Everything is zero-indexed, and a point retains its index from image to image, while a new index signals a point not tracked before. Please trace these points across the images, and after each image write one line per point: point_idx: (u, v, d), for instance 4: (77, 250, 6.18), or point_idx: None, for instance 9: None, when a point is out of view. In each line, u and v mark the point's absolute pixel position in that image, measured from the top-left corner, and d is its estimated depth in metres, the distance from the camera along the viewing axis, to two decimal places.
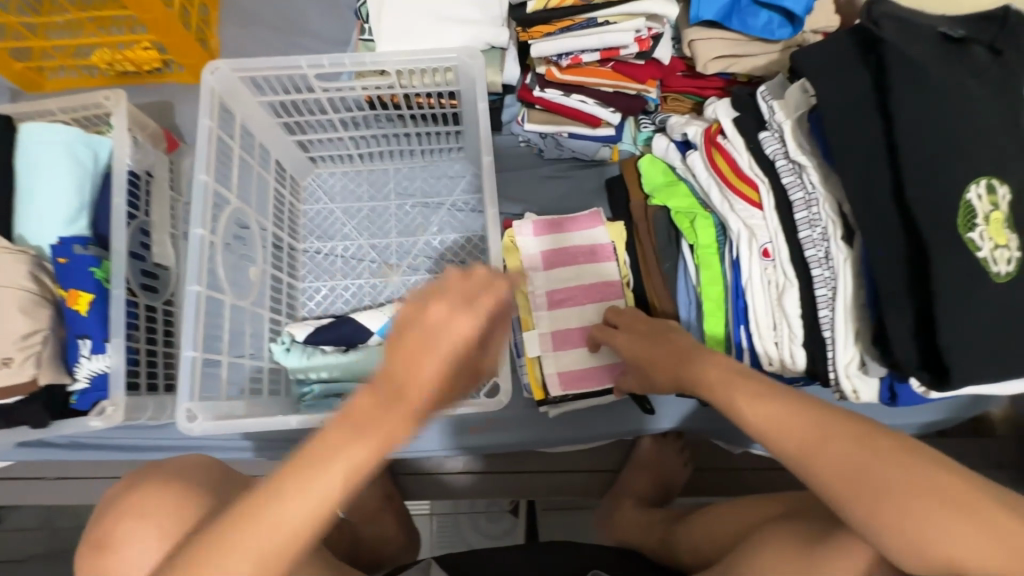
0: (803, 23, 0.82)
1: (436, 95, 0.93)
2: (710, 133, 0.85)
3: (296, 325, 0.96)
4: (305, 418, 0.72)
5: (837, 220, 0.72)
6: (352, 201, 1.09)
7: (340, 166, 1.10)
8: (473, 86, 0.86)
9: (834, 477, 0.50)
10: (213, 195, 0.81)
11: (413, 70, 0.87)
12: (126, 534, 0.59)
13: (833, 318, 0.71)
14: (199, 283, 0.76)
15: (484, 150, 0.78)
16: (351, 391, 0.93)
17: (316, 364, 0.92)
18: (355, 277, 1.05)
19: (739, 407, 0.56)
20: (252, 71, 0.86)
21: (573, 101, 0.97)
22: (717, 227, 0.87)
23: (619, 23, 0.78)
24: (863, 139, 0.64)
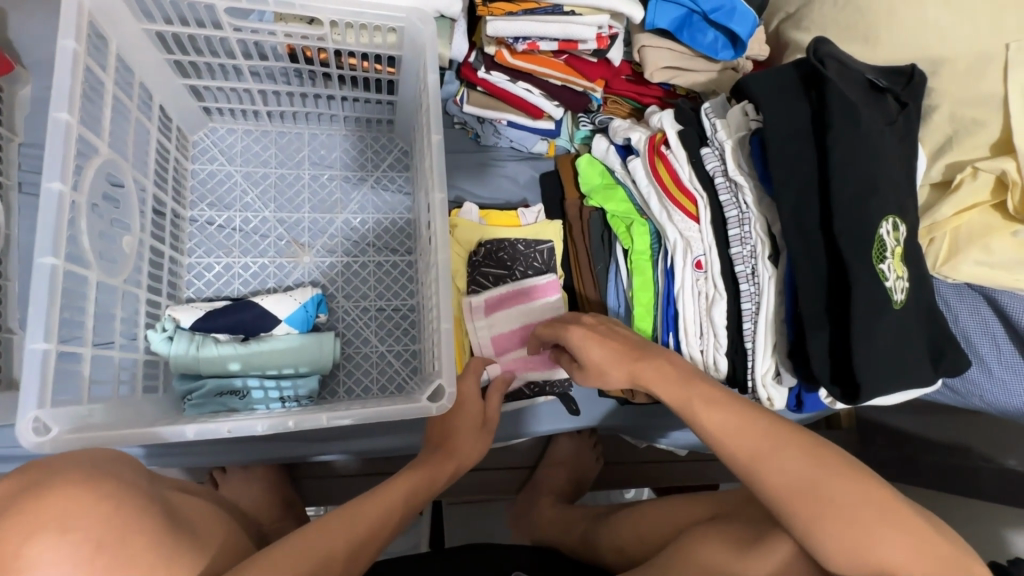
0: (744, 48, 0.86)
1: (374, 59, 0.82)
2: (654, 142, 0.86)
3: (182, 309, 0.80)
4: (206, 427, 0.62)
5: (767, 240, 0.76)
6: (256, 165, 0.94)
7: (241, 123, 0.93)
8: (418, 55, 0.78)
9: (785, 485, 0.54)
10: (77, 140, 0.63)
11: (348, 24, 0.76)
12: (36, 557, 0.44)
13: (756, 331, 0.77)
14: (55, 254, 0.59)
15: (433, 126, 0.71)
16: (251, 388, 0.79)
17: (206, 357, 0.78)
18: (256, 254, 0.90)
19: (698, 413, 0.61)
20: None
21: (518, 88, 0.92)
22: (653, 234, 0.88)
23: (584, 16, 0.74)
24: (801, 169, 0.68)
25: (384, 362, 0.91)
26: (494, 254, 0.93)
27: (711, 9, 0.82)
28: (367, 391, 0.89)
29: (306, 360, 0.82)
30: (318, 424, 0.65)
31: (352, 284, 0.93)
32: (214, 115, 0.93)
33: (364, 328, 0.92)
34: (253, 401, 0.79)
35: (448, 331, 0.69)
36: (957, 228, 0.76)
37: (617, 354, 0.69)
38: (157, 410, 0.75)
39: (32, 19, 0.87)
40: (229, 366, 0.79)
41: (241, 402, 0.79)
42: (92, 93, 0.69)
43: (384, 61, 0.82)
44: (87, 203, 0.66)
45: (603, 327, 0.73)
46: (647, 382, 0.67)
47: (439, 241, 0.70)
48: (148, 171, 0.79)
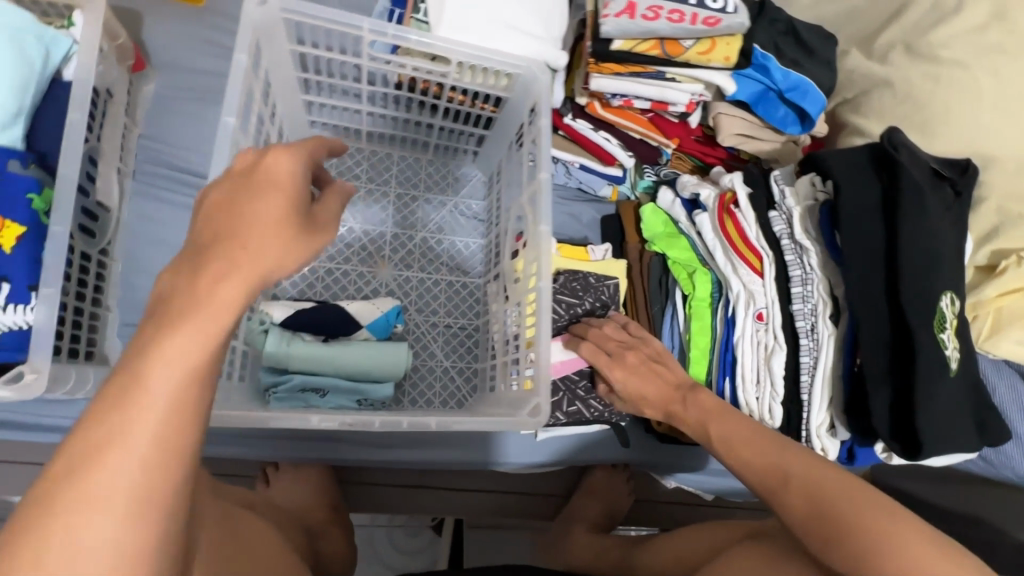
0: (812, 124, 0.95)
1: (480, 97, 0.89)
2: (723, 200, 0.94)
3: (276, 304, 0.84)
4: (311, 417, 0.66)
5: (828, 300, 0.83)
6: (348, 178, 0.99)
7: (341, 139, 0.99)
8: (527, 99, 0.83)
9: (799, 515, 0.58)
10: (234, 144, 0.68)
11: (471, 66, 0.83)
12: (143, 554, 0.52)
13: (813, 384, 0.82)
14: None
15: (542, 166, 0.76)
16: (332, 388, 0.83)
17: (297, 353, 0.81)
18: (340, 260, 0.95)
19: (717, 443, 0.72)
20: (304, 18, 0.74)
21: (599, 136, 1.01)
22: (715, 283, 0.95)
23: (683, 83, 0.82)
24: (872, 241, 0.75)
25: (450, 376, 0.95)
26: (568, 283, 0.94)
27: (787, 88, 0.91)
28: (430, 403, 0.93)
29: (384, 366, 0.85)
30: (426, 427, 0.71)
31: (424, 299, 0.98)
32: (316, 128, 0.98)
33: (431, 342, 0.96)
34: (332, 400, 0.83)
35: (544, 353, 0.71)
36: (999, 308, 0.84)
37: (661, 391, 0.82)
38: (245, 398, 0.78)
39: (166, 24, 0.95)
40: (315, 365, 0.82)
41: (322, 399, 0.82)
42: (246, 102, 0.74)
43: (490, 100, 0.89)
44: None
45: (645, 364, 0.84)
46: (681, 420, 0.80)
47: (540, 270, 0.73)
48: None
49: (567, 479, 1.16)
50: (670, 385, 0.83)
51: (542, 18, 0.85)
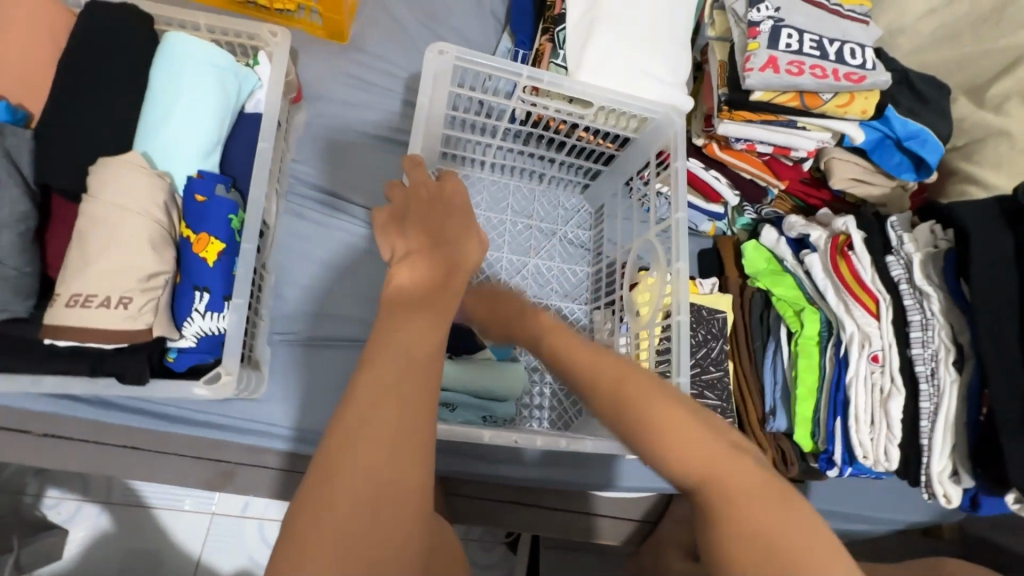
0: (927, 171, 0.97)
1: (607, 137, 0.94)
2: (837, 242, 0.96)
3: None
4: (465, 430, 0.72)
5: (951, 347, 0.83)
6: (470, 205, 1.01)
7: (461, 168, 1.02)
8: (660, 143, 0.88)
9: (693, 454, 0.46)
10: None
11: (608, 111, 0.89)
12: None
13: (933, 430, 0.83)
14: None
15: (680, 206, 0.81)
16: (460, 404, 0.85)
17: None
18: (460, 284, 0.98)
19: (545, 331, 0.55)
20: (474, 65, 0.81)
21: (709, 175, 1.06)
22: (823, 322, 0.97)
23: (811, 132, 0.86)
24: (1003, 291, 0.77)
25: (561, 401, 0.97)
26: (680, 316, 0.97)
27: (905, 136, 0.94)
28: (540, 424, 0.95)
29: (508, 386, 0.87)
30: (558, 446, 0.75)
31: (535, 325, 1.00)
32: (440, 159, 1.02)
33: (541, 364, 0.99)
34: (460, 414, 0.85)
35: (683, 384, 0.76)
36: None
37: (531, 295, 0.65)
38: None
39: (316, 62, 1.05)
40: (448, 381, 0.84)
41: (450, 414, 0.84)
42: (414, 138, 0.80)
43: (617, 140, 0.94)
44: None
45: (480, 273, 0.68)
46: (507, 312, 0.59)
47: (679, 303, 0.78)
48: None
49: (655, 507, 1.17)
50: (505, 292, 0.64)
51: (672, 66, 0.91)
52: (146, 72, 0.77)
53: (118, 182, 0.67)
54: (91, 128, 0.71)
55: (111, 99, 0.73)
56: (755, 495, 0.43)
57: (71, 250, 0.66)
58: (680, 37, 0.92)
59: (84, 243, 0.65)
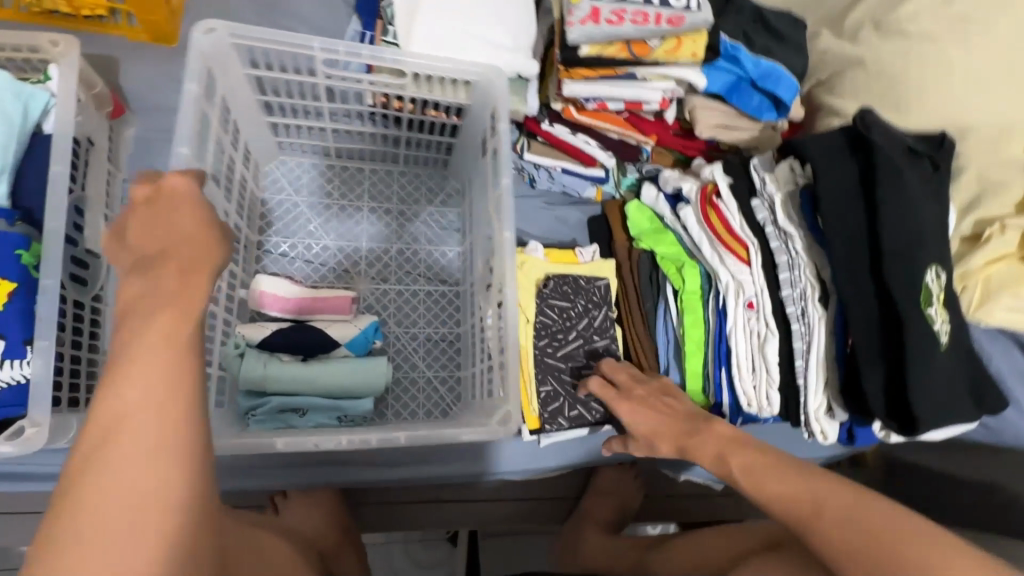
0: (786, 111, 0.96)
1: (443, 108, 0.90)
2: (706, 192, 0.94)
3: (252, 327, 0.85)
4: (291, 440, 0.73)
5: (816, 284, 0.83)
6: (320, 197, 1.00)
7: (308, 155, 1.01)
8: (490, 107, 0.82)
9: (843, 534, 0.58)
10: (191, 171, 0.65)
11: (432, 78, 0.83)
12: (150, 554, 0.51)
13: (807, 368, 0.82)
14: None
15: (506, 173, 0.76)
16: (311, 407, 0.84)
17: (273, 375, 0.82)
18: (317, 280, 0.96)
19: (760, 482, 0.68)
20: (254, 41, 0.72)
21: (576, 139, 1.03)
22: (703, 275, 0.95)
23: (654, 82, 0.84)
24: (851, 222, 0.76)
25: (430, 385, 0.96)
26: (559, 287, 0.94)
27: (759, 76, 0.92)
28: (414, 414, 0.94)
29: (358, 381, 0.86)
30: (397, 442, 0.75)
31: (403, 312, 0.99)
32: (285, 150, 1.00)
33: (409, 348, 0.98)
34: (312, 419, 0.84)
35: (514, 355, 0.74)
36: (988, 278, 0.84)
37: (669, 425, 0.83)
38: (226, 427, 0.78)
39: (143, 69, 0.96)
40: (291, 387, 0.83)
41: (301, 419, 0.83)
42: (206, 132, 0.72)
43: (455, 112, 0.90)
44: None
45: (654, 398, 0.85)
46: (738, 467, 0.72)
47: (504, 277, 0.77)
48: (234, 199, 0.84)
49: (575, 482, 1.16)
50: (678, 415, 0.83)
51: (511, 30, 0.86)
52: None
53: None
54: None
55: None
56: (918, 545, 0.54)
57: None
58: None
59: None
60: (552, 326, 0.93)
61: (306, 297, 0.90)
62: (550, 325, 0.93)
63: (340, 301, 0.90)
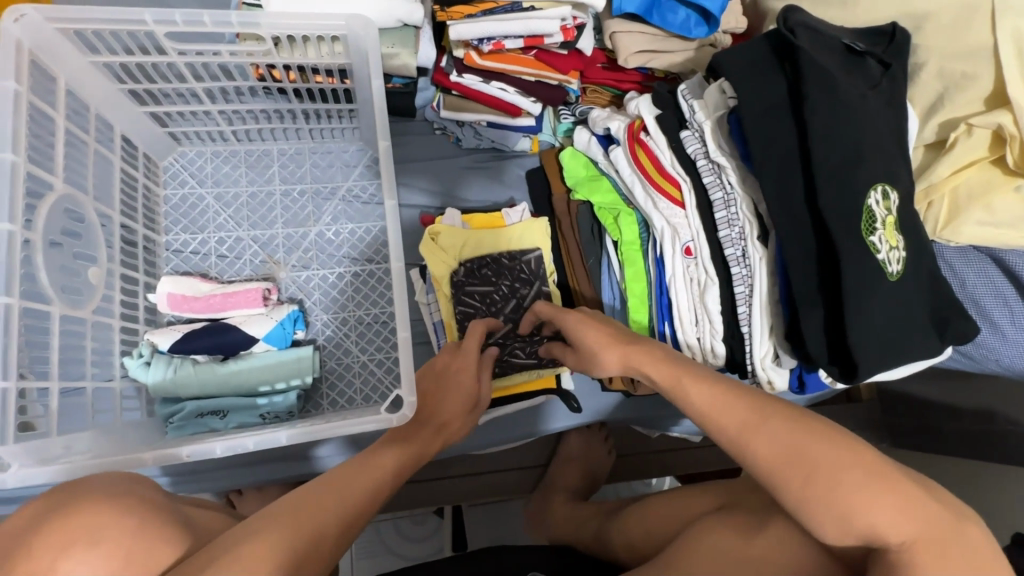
0: (718, 23, 0.83)
1: (326, 71, 0.81)
2: (633, 129, 0.85)
3: (159, 333, 0.81)
4: (164, 453, 0.63)
5: (754, 220, 0.74)
6: (227, 185, 0.94)
7: (206, 144, 0.95)
8: (364, 61, 0.75)
9: (773, 456, 0.52)
10: (25, 178, 0.63)
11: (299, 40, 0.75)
12: (68, 570, 0.45)
13: (751, 314, 0.75)
14: (9, 293, 0.60)
15: (381, 134, 0.72)
16: (231, 408, 0.80)
17: (184, 379, 0.80)
18: (232, 275, 0.91)
19: (685, 388, 0.61)
20: (76, 22, 0.69)
21: (492, 88, 0.91)
22: (641, 223, 0.86)
23: (544, 10, 0.79)
24: (780, 145, 0.66)
25: (368, 373, 0.90)
26: (477, 271, 0.89)
27: None
28: (352, 401, 0.89)
29: (282, 374, 0.83)
30: (280, 442, 0.67)
31: (332, 297, 0.93)
32: (182, 140, 0.94)
33: (340, 335, 0.91)
34: (233, 420, 0.80)
35: (406, 338, 0.69)
36: (955, 189, 0.73)
37: (612, 335, 0.71)
38: (142, 437, 0.76)
39: None
40: (206, 388, 0.81)
41: (222, 422, 0.80)
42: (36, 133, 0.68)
43: (337, 73, 0.80)
44: (43, 240, 0.66)
45: (600, 315, 0.76)
46: (640, 364, 0.67)
47: (396, 251, 0.72)
48: (113, 200, 0.80)
49: (544, 450, 1.13)
50: (625, 332, 0.72)
51: None
52: None
53: None
54: None
55: None
56: (858, 481, 0.49)
57: None
58: None
59: None
60: (477, 313, 0.88)
61: (217, 295, 0.86)
62: (475, 312, 0.88)
63: (250, 296, 0.85)
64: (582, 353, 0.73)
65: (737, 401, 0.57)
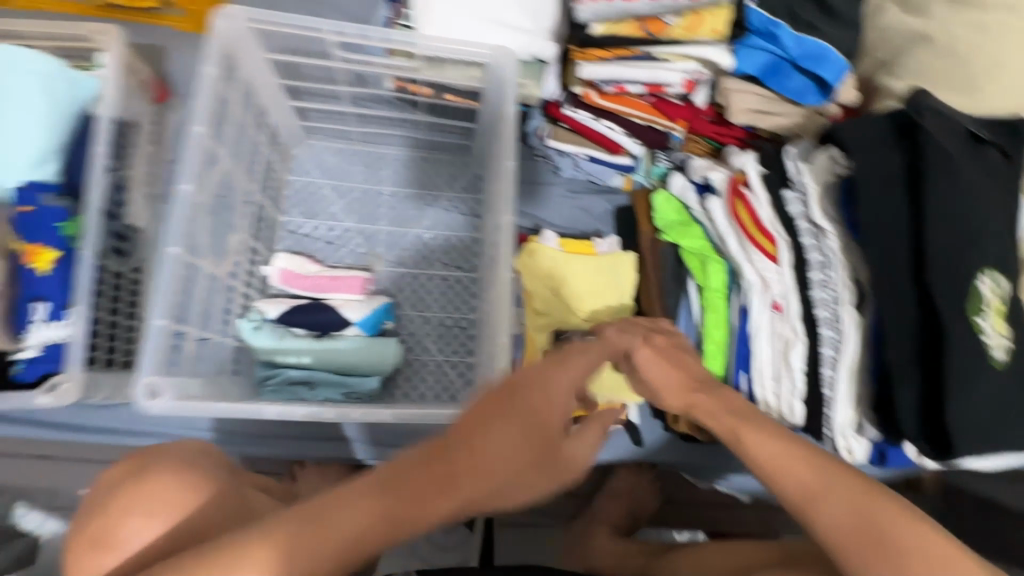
0: (832, 93, 0.86)
1: (458, 92, 0.89)
2: (734, 182, 0.87)
3: (268, 303, 0.89)
4: (285, 409, 0.70)
5: (852, 286, 0.75)
6: (344, 179, 1.03)
7: (332, 140, 1.03)
8: (499, 88, 0.83)
9: (842, 526, 0.49)
10: (205, 150, 0.72)
11: (444, 61, 0.83)
12: (128, 532, 0.59)
13: (836, 379, 0.76)
14: (179, 245, 0.69)
15: (507, 154, 0.78)
16: (320, 381, 0.86)
17: (285, 347, 0.85)
18: (335, 260, 0.99)
19: (742, 438, 0.57)
20: (269, 24, 0.77)
21: (601, 125, 0.96)
22: (729, 272, 0.88)
23: (673, 62, 0.86)
24: (894, 217, 0.68)
25: (442, 372, 0.96)
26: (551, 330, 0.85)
27: (800, 56, 0.84)
28: (422, 397, 0.94)
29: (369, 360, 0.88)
30: (382, 418, 0.72)
31: (420, 296, 1.00)
32: (312, 134, 1.03)
33: (421, 332, 0.98)
34: (320, 393, 0.85)
35: (506, 344, 0.72)
36: None
37: (677, 377, 0.66)
38: (238, 394, 0.82)
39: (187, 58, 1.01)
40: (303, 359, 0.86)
41: (310, 392, 0.85)
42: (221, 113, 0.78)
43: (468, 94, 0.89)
44: (205, 205, 0.75)
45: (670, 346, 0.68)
46: (704, 413, 0.62)
47: (507, 262, 0.76)
48: (254, 178, 0.89)
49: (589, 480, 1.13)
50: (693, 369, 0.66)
51: (530, 13, 0.85)
52: None
53: None
54: None
55: None
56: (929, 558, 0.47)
57: None
58: None
59: None
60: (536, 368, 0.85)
61: (322, 277, 0.93)
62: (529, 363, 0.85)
63: (351, 283, 0.93)
64: (641, 382, 0.68)
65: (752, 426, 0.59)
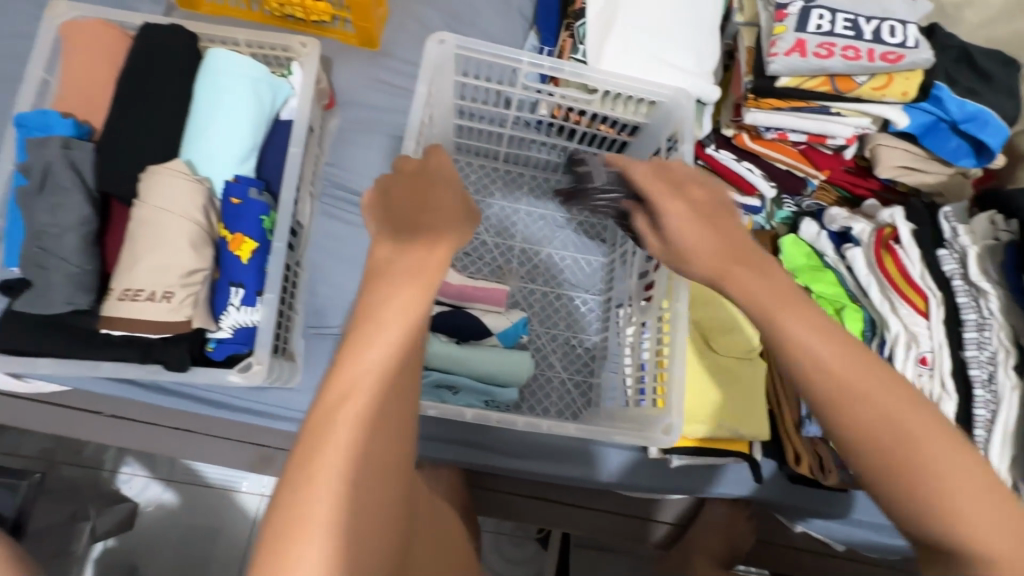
0: (988, 157, 0.89)
1: (617, 125, 0.94)
2: (882, 235, 0.89)
3: None
4: (482, 414, 0.76)
5: (1013, 349, 0.77)
6: (483, 194, 1.07)
7: (476, 158, 1.08)
8: (668, 126, 0.86)
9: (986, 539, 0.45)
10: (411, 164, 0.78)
11: (619, 97, 0.88)
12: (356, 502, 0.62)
13: (990, 440, 0.77)
14: None
15: None
16: (463, 386, 0.90)
17: (436, 351, 0.88)
18: (471, 271, 1.03)
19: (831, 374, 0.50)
20: (474, 51, 0.83)
21: (741, 166, 0.98)
22: (867, 322, 0.87)
23: (847, 117, 0.87)
24: None
25: (567, 390, 0.99)
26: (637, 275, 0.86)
27: (963, 119, 0.86)
28: (546, 412, 0.97)
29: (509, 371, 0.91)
30: (568, 431, 0.77)
31: (547, 313, 1.03)
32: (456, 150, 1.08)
33: (548, 348, 1.01)
34: (462, 398, 0.90)
35: (681, 375, 0.76)
36: None
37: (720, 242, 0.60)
38: None
39: (348, 67, 1.08)
40: (450, 364, 0.89)
41: (454, 397, 0.89)
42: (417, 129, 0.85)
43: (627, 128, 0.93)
44: None
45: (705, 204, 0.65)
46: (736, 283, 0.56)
47: (677, 293, 0.79)
48: None
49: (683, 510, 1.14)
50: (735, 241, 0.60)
51: (697, 55, 0.88)
52: (194, 82, 0.82)
53: (163, 188, 0.73)
54: (144, 140, 0.77)
55: (154, 113, 0.79)
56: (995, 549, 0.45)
57: (137, 246, 0.71)
58: (707, 26, 0.90)
59: (151, 241, 0.71)
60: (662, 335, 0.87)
61: (466, 286, 0.95)
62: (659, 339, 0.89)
63: (497, 294, 0.95)
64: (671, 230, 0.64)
65: (814, 387, 0.51)
